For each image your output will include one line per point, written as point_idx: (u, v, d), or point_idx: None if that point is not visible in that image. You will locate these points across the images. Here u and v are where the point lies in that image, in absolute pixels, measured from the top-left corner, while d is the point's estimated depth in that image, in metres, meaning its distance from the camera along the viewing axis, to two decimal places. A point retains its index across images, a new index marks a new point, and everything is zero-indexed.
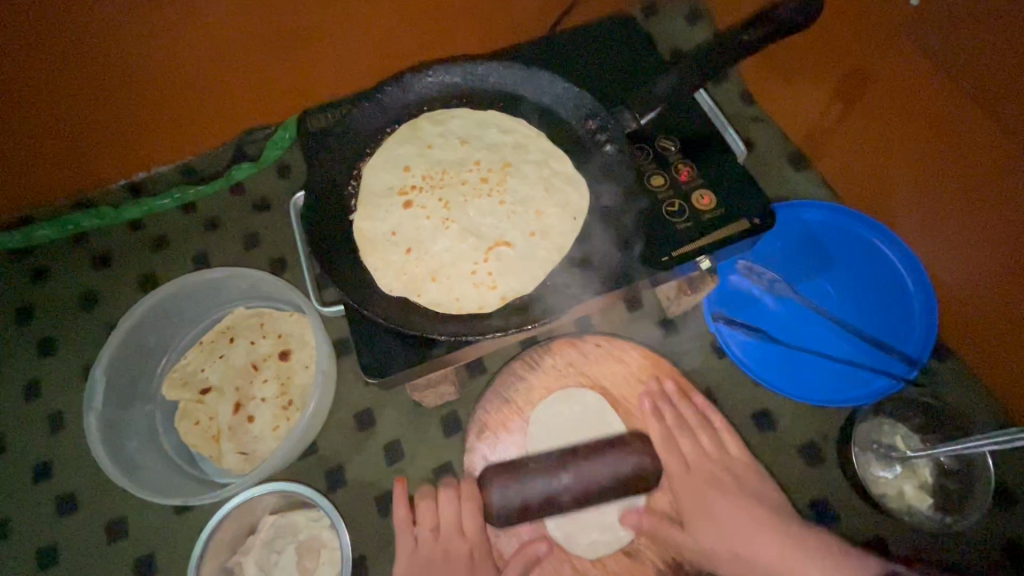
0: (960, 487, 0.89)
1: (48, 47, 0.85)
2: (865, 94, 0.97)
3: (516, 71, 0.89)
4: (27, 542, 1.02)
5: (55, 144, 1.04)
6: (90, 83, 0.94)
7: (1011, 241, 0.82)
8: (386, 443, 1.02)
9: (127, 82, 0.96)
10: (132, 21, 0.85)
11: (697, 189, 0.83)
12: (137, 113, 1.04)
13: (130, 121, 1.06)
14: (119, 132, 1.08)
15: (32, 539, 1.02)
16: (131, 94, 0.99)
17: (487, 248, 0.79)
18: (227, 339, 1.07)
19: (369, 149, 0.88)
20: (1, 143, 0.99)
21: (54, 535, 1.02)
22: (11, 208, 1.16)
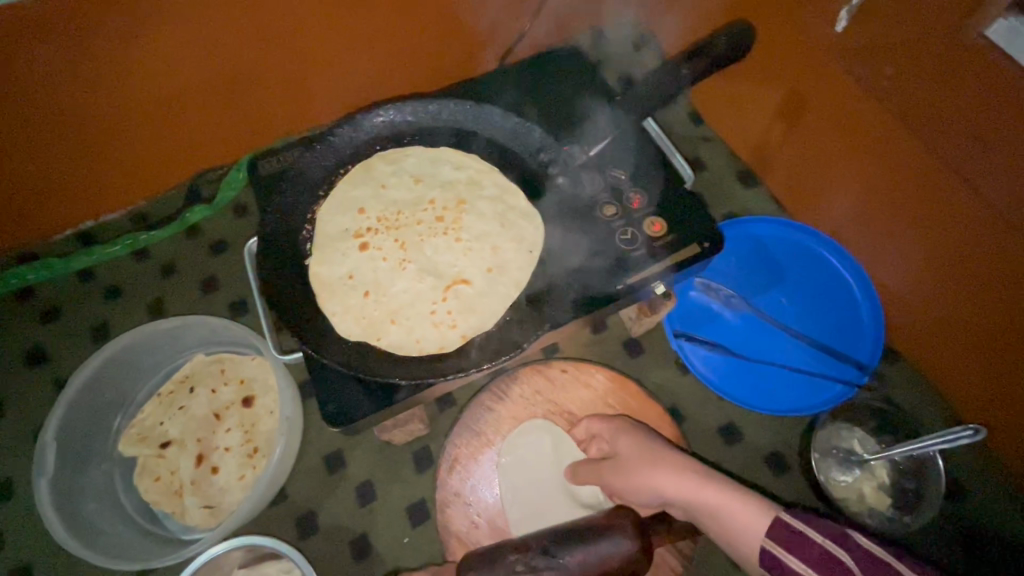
0: (915, 485, 0.92)
1: None
2: (802, 113, 1.02)
3: (466, 107, 0.90)
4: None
5: None
6: (28, 135, 0.91)
7: (947, 246, 0.86)
8: (357, 484, 1.00)
9: (67, 132, 0.93)
10: (72, 71, 0.84)
11: (648, 216, 0.84)
12: (81, 163, 1.01)
13: (74, 171, 1.02)
14: (64, 183, 1.04)
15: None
16: (73, 144, 0.96)
17: (446, 286, 0.80)
18: (187, 389, 1.04)
19: (322, 191, 0.87)
20: None
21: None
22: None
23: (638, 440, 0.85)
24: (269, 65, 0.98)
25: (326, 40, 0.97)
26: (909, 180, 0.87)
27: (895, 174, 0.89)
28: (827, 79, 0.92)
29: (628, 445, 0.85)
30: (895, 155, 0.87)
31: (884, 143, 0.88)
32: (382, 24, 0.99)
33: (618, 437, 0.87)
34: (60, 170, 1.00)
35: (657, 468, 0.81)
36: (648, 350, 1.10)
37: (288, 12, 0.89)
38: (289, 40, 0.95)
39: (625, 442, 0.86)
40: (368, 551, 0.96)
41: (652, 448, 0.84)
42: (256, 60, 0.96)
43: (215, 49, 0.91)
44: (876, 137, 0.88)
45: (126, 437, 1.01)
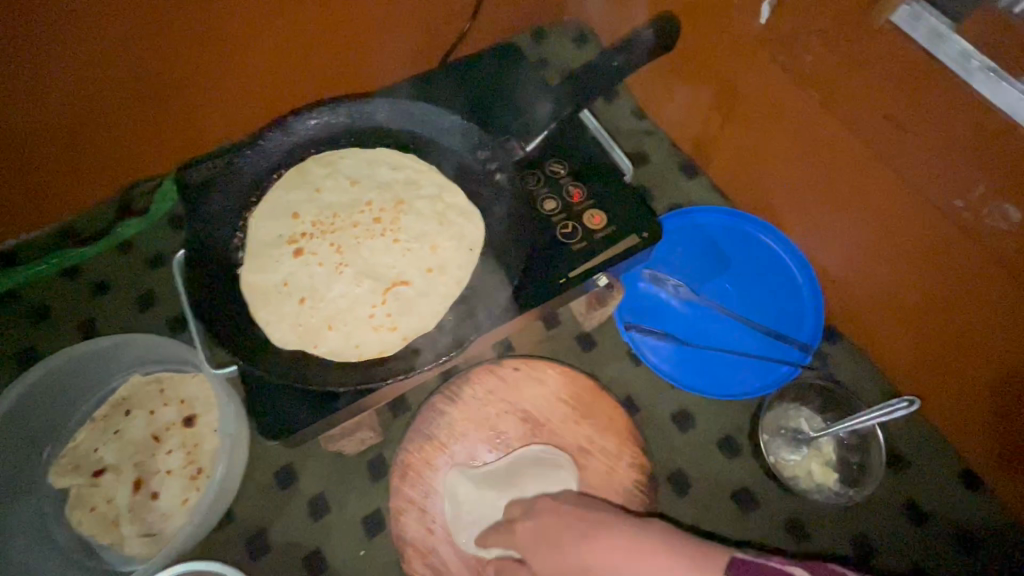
0: (859, 459, 0.96)
1: None
2: (736, 104, 1.04)
3: (401, 106, 0.89)
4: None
5: None
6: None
7: (876, 224, 0.90)
8: (309, 498, 0.96)
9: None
10: None
11: (588, 209, 0.85)
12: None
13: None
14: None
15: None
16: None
17: (385, 289, 0.79)
18: (123, 412, 0.99)
19: (255, 197, 0.84)
20: None
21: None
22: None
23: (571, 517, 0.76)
24: (198, 73, 0.94)
25: (259, 46, 0.94)
26: (838, 164, 0.90)
27: (825, 159, 0.92)
28: (758, 71, 0.95)
29: (556, 526, 0.76)
30: (823, 139, 0.90)
31: (814, 131, 0.90)
32: (316, 29, 0.97)
33: (546, 517, 0.78)
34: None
35: (592, 540, 0.72)
36: (600, 344, 1.10)
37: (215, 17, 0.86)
38: (215, 46, 0.91)
39: (551, 523, 0.77)
40: (322, 567, 0.93)
41: (586, 519, 0.75)
42: (184, 69, 0.92)
43: (134, 56, 0.86)
44: (805, 123, 0.91)
45: (56, 467, 0.95)
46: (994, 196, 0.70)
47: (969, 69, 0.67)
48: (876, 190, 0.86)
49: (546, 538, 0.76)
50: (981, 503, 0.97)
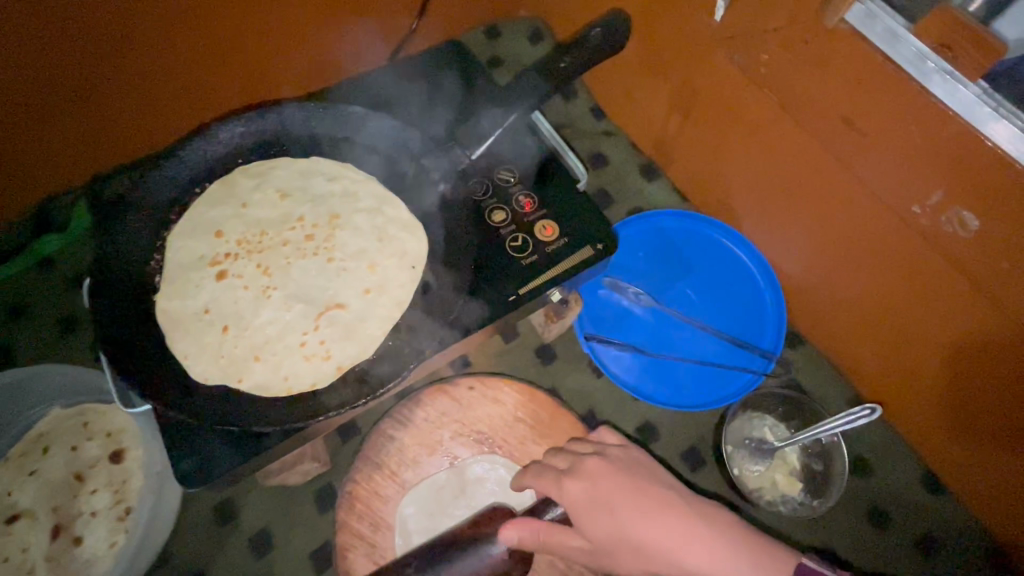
0: (823, 467, 0.94)
1: None
2: (695, 105, 1.00)
3: (337, 111, 0.81)
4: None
5: None
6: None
7: (835, 229, 0.88)
8: (251, 534, 0.90)
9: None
10: None
11: (540, 220, 0.80)
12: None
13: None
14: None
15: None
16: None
17: (318, 313, 0.72)
18: (40, 450, 0.90)
19: (174, 214, 0.76)
20: None
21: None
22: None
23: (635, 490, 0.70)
24: (117, 86, 0.84)
25: (183, 54, 0.85)
26: (798, 167, 0.87)
27: (785, 162, 0.89)
28: (717, 72, 0.90)
29: (616, 491, 0.70)
30: (783, 142, 0.87)
31: (773, 134, 0.87)
32: (248, 32, 0.88)
33: (605, 481, 0.71)
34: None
35: (654, 515, 0.67)
36: (561, 356, 1.06)
37: (130, 26, 0.76)
38: (120, 56, 0.80)
39: (610, 486, 0.70)
40: None
41: (649, 495, 0.69)
42: (98, 83, 0.82)
43: (37, 73, 0.75)
44: (766, 125, 0.87)
45: None
46: (953, 203, 0.68)
47: (926, 73, 0.64)
48: (836, 195, 0.83)
49: (602, 504, 0.69)
50: (943, 507, 0.96)
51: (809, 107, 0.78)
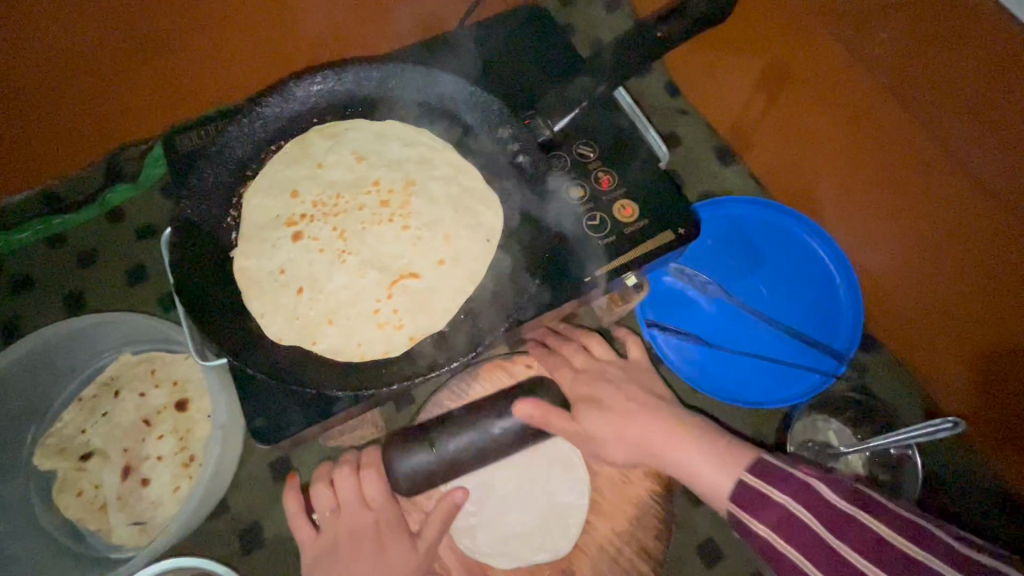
0: (890, 478, 0.90)
1: None
2: (786, 86, 0.94)
3: (417, 74, 0.79)
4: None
5: None
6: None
7: (929, 232, 0.81)
8: (306, 491, 0.92)
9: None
10: None
11: (619, 199, 0.76)
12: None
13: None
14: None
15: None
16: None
17: (392, 281, 0.71)
18: (112, 393, 0.94)
19: (251, 170, 0.76)
20: None
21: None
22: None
23: (612, 380, 0.78)
24: (197, 39, 0.83)
25: (264, 9, 0.83)
26: (897, 161, 0.80)
27: (883, 153, 0.82)
28: (819, 51, 0.83)
29: None
30: (885, 132, 0.80)
31: (874, 122, 0.81)
32: None
33: None
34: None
35: None
36: (620, 341, 1.03)
37: None
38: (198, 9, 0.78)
39: None
40: None
41: None
42: (178, 34, 0.81)
43: (122, 21, 0.75)
44: (867, 112, 0.81)
45: (41, 448, 0.91)
46: None
47: None
48: (937, 195, 0.77)
49: None
50: None
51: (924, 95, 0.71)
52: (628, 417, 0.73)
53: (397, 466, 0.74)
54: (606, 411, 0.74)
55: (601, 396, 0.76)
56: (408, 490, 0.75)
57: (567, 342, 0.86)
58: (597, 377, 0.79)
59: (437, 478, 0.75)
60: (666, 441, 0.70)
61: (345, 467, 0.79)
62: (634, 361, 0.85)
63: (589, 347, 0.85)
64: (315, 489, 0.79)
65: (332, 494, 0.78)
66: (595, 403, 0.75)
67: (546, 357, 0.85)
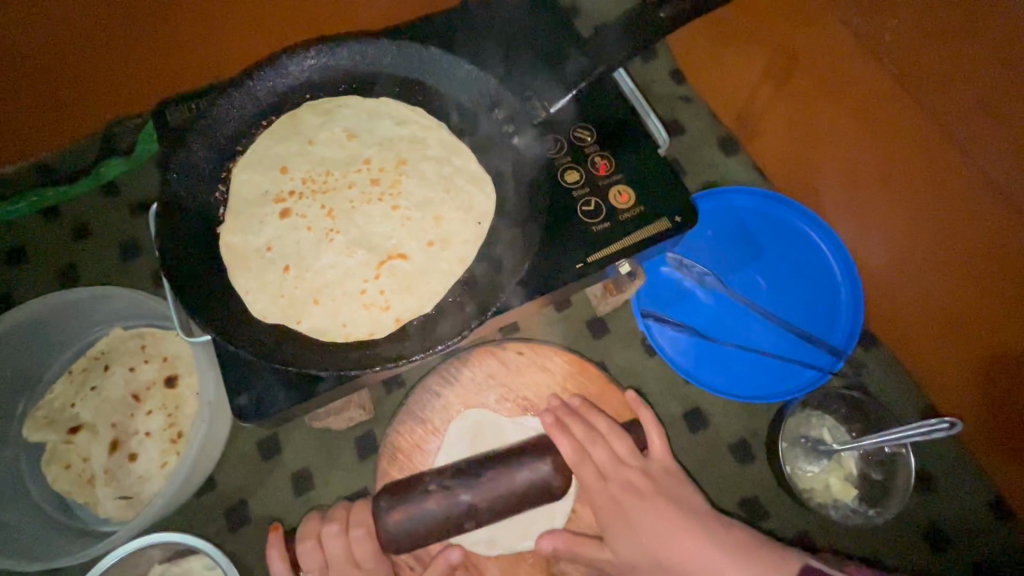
0: (883, 478, 0.88)
1: None
2: (792, 74, 0.91)
3: (412, 51, 0.77)
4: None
5: None
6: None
7: (933, 228, 0.79)
8: (293, 471, 0.92)
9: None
10: None
11: (616, 184, 0.75)
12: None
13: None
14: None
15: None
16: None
17: (380, 262, 0.70)
18: (102, 367, 0.94)
19: (240, 145, 0.74)
20: None
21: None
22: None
23: (641, 495, 0.74)
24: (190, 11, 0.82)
25: None
26: (903, 154, 0.78)
27: (889, 145, 0.80)
28: (826, 37, 0.80)
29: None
30: (890, 123, 0.77)
31: (880, 113, 0.78)
32: None
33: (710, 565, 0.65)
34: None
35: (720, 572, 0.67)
36: (614, 331, 1.02)
37: None
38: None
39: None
40: None
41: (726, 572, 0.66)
42: (171, 6, 0.80)
43: None
44: (874, 103, 0.78)
45: (30, 419, 0.91)
46: None
47: None
48: (942, 190, 0.75)
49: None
50: (1005, 536, 0.90)
51: (932, 85, 0.69)
52: (661, 547, 0.70)
53: (385, 517, 0.69)
54: (639, 536, 0.72)
55: (631, 517, 0.73)
56: (402, 547, 0.70)
57: (589, 429, 0.78)
58: (626, 491, 0.75)
59: (430, 535, 0.70)
60: (685, 537, 0.70)
61: (333, 525, 0.75)
62: (655, 455, 0.79)
63: (610, 445, 0.78)
64: (301, 548, 0.76)
65: (321, 552, 0.74)
66: (628, 530, 0.73)
67: (571, 448, 0.75)
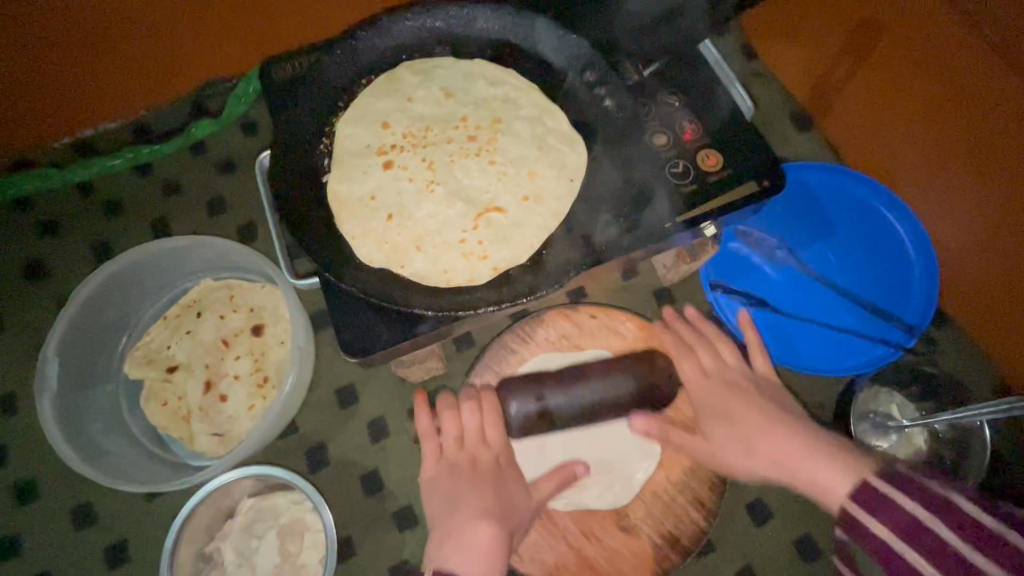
0: (954, 455, 0.88)
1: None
2: (874, 47, 0.90)
3: (507, 15, 0.80)
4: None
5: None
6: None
7: (992, 164, 0.79)
8: (369, 420, 0.96)
9: (19, 8, 0.79)
10: None
11: (702, 148, 0.74)
12: (54, 56, 0.89)
13: (44, 65, 0.90)
14: (38, 79, 0.93)
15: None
16: (40, 25, 0.83)
17: (477, 214, 0.73)
18: (194, 313, 0.99)
19: (343, 101, 0.79)
20: None
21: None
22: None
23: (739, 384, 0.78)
24: None
25: None
26: (953, 92, 0.80)
27: (941, 84, 0.81)
28: None
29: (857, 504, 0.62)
30: (946, 58, 0.79)
31: (937, 49, 0.79)
32: None
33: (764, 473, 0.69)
34: (26, 60, 0.88)
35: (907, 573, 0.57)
36: (681, 301, 1.04)
37: None
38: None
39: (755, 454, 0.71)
40: (378, 487, 0.93)
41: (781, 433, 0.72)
42: None
43: None
44: (965, 78, 0.77)
45: (131, 359, 0.97)
46: None
47: None
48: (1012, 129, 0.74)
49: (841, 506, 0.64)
50: None
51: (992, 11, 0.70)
52: (754, 433, 0.73)
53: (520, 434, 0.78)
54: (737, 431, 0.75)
55: (735, 413, 0.76)
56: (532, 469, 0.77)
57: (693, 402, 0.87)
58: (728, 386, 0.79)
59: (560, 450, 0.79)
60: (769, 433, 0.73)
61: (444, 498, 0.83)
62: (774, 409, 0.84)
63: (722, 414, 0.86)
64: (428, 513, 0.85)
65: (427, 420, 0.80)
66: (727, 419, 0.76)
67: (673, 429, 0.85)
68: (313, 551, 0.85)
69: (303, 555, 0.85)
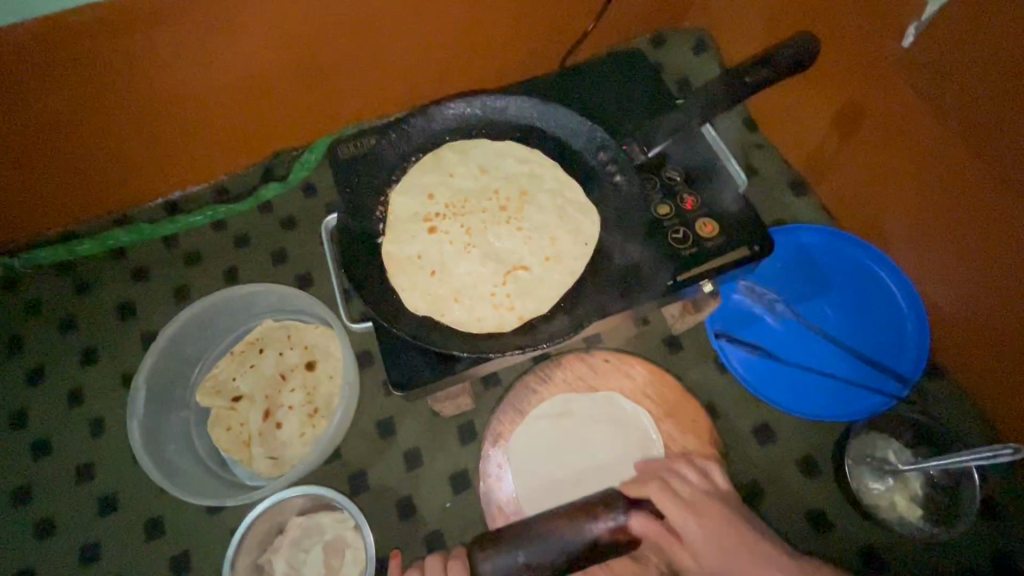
0: (948, 500, 0.94)
1: (138, 85, 0.98)
2: (859, 129, 1.03)
3: (533, 105, 0.96)
4: (62, 544, 1.06)
5: (118, 165, 1.14)
6: (122, 92, 0.98)
7: (966, 228, 0.90)
8: (404, 450, 1.08)
9: (156, 95, 1.01)
10: (208, 63, 0.98)
11: (700, 217, 0.87)
12: (164, 120, 1.08)
13: (162, 136, 1.11)
14: (150, 143, 1.12)
15: (62, 546, 1.06)
16: (166, 105, 1.04)
17: (506, 272, 0.87)
18: (257, 350, 1.14)
19: (396, 175, 0.94)
20: (88, 164, 1.11)
21: (83, 535, 1.06)
22: (40, 227, 1.23)
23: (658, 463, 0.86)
24: (353, 60, 1.07)
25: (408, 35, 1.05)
26: (930, 172, 0.92)
27: (916, 160, 0.94)
28: (876, 74, 0.95)
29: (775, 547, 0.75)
30: (921, 143, 0.91)
31: (910, 130, 0.93)
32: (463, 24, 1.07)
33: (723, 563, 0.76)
34: (149, 132, 1.09)
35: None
36: (688, 347, 1.13)
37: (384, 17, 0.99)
38: (358, 33, 1.01)
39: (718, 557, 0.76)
40: (411, 511, 1.03)
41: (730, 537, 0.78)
42: (346, 54, 1.05)
43: (315, 43, 1.01)
44: (937, 154, 0.89)
45: (202, 389, 1.12)
46: None
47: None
48: (976, 198, 0.86)
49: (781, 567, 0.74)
50: None
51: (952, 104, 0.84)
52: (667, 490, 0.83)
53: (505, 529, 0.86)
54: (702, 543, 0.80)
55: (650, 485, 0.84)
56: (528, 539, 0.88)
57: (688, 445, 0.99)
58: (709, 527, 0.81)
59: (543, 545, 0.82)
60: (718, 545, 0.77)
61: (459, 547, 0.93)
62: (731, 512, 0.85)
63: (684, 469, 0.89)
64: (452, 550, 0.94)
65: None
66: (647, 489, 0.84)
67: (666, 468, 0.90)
68: (353, 566, 0.96)
69: (344, 570, 0.96)
